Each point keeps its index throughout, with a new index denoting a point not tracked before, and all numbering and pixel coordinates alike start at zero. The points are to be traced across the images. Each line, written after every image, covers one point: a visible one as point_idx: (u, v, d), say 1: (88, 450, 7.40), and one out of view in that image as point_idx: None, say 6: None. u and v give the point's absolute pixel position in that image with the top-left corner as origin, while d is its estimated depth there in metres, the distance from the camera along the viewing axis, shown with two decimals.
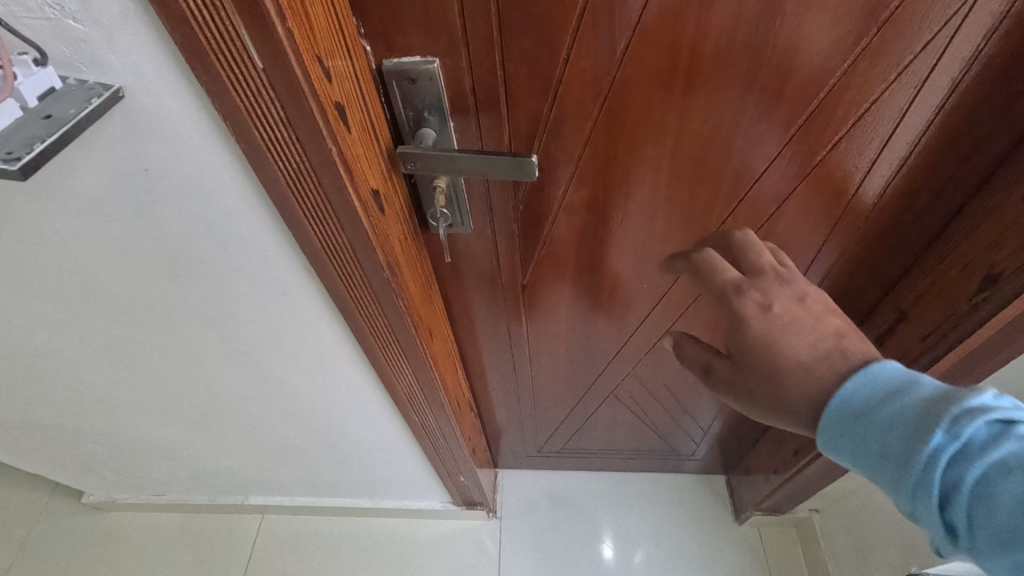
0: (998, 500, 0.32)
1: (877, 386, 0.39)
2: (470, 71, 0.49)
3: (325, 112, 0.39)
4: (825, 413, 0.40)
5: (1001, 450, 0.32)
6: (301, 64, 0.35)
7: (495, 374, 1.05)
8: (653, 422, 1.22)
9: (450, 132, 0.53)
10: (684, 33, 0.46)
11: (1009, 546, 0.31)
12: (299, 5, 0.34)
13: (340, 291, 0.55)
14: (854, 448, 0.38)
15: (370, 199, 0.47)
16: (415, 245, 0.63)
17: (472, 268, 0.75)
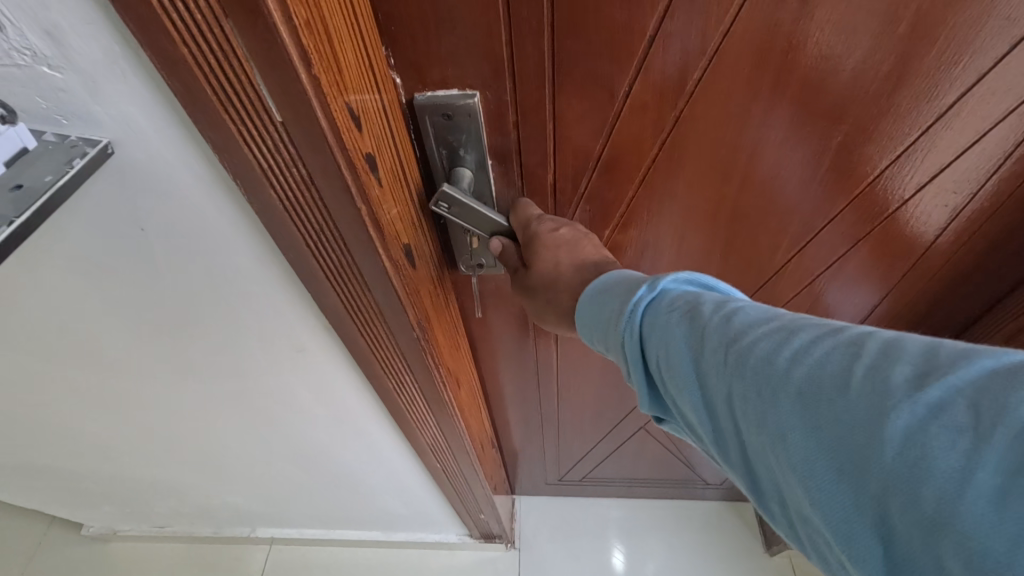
0: (662, 335, 0.32)
1: (613, 276, 0.40)
2: (515, 105, 0.42)
3: (356, 168, 0.32)
4: (580, 305, 0.40)
5: (675, 296, 0.33)
6: (329, 116, 0.29)
7: (518, 407, 0.99)
8: (681, 452, 1.16)
9: (487, 171, 0.47)
10: (767, 67, 0.40)
11: (671, 377, 0.31)
12: (327, 47, 0.27)
13: (363, 351, 0.49)
14: (595, 326, 0.38)
15: (400, 254, 0.41)
16: (443, 291, 0.56)
17: (503, 308, 0.69)
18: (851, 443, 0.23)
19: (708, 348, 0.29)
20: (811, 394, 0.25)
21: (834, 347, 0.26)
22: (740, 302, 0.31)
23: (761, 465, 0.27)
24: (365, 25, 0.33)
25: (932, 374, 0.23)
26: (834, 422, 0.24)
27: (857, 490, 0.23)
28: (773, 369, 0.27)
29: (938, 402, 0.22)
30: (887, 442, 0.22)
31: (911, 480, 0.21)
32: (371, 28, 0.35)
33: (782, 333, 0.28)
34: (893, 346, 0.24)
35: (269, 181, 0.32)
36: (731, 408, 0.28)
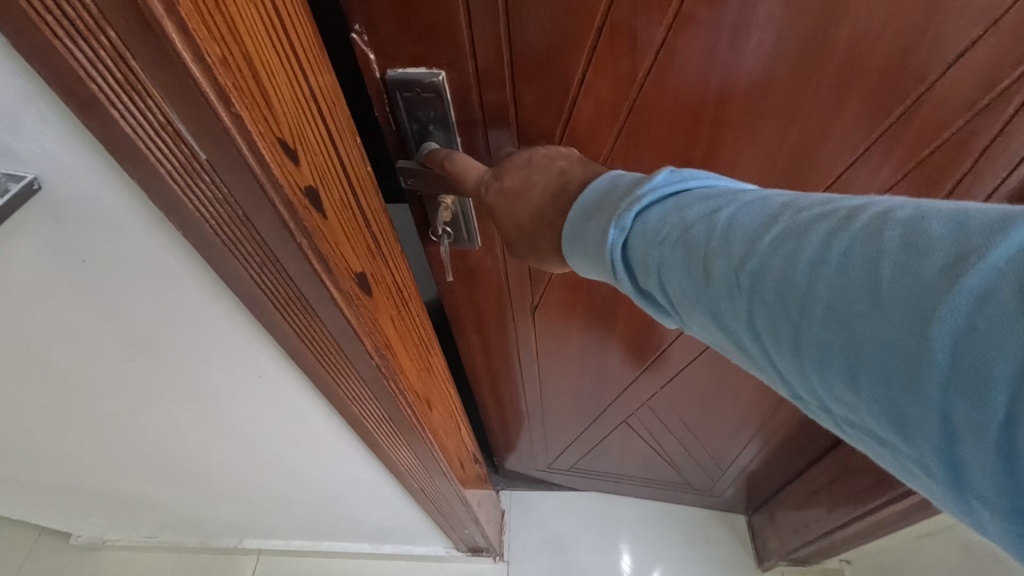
0: (657, 268, 0.30)
1: (580, 204, 0.36)
2: (478, 87, 0.46)
3: (294, 202, 0.31)
4: (565, 242, 0.37)
5: (660, 220, 0.30)
6: (257, 154, 0.28)
7: (504, 392, 1.01)
8: (669, 455, 1.15)
9: (457, 145, 0.50)
10: (715, 63, 0.42)
11: (690, 308, 0.29)
12: (252, 82, 0.27)
13: (325, 381, 0.48)
14: (585, 263, 0.36)
15: (352, 284, 0.39)
16: (410, 314, 0.55)
17: (481, 284, 0.72)
18: (899, 359, 0.21)
19: (717, 276, 0.27)
20: (840, 309, 0.23)
21: (850, 246, 0.23)
22: (729, 203, 0.28)
23: (800, 385, 0.25)
24: (304, 53, 0.32)
25: (970, 257, 0.20)
26: (875, 337, 0.22)
27: (913, 403, 0.21)
28: (795, 290, 0.24)
29: (984, 291, 0.19)
30: (940, 350, 0.20)
31: (977, 389, 0.19)
32: (319, 54, 0.34)
33: (790, 240, 0.25)
34: (915, 225, 0.22)
35: (204, 219, 0.31)
36: (755, 336, 0.26)
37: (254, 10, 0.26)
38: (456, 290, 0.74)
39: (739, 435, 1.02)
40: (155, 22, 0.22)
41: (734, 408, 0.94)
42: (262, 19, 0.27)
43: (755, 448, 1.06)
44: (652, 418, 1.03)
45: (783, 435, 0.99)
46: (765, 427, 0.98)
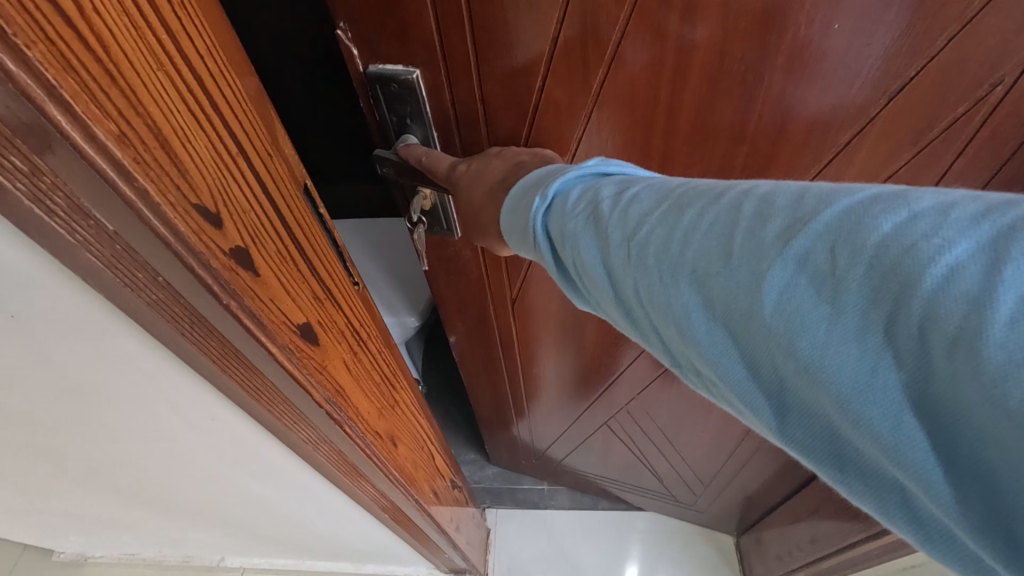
0: (575, 240, 0.36)
1: (521, 183, 0.44)
2: (449, 86, 0.48)
3: (223, 263, 0.31)
4: (503, 218, 0.44)
5: (579, 195, 0.37)
6: (168, 220, 0.27)
7: (488, 387, 1.03)
8: (652, 464, 1.16)
9: (435, 138, 0.53)
10: (665, 76, 0.46)
11: (594, 276, 0.35)
12: (159, 152, 0.26)
13: (279, 428, 0.46)
14: (516, 237, 0.43)
15: (294, 335, 0.38)
16: (371, 353, 0.54)
17: (460, 277, 0.74)
18: (740, 311, 0.27)
19: (617, 247, 0.33)
20: (702, 270, 0.29)
21: (716, 219, 0.29)
22: (635, 187, 0.35)
23: (671, 343, 0.32)
24: (231, 108, 0.31)
25: (798, 225, 0.26)
26: (726, 295, 0.28)
27: (747, 341, 0.27)
28: (669, 252, 0.30)
29: (803, 252, 0.25)
30: (769, 302, 0.26)
31: (790, 332, 0.25)
32: (248, 109, 0.33)
33: (671, 213, 0.32)
34: (765, 203, 0.28)
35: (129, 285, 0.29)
36: (640, 298, 0.32)
37: (157, 74, 0.25)
38: (437, 283, 0.76)
39: (719, 448, 1.02)
40: (29, 103, 0.21)
41: (711, 420, 0.94)
42: (167, 81, 0.26)
43: (735, 464, 1.05)
44: (631, 422, 1.04)
45: (763, 454, 0.98)
46: (744, 444, 0.98)
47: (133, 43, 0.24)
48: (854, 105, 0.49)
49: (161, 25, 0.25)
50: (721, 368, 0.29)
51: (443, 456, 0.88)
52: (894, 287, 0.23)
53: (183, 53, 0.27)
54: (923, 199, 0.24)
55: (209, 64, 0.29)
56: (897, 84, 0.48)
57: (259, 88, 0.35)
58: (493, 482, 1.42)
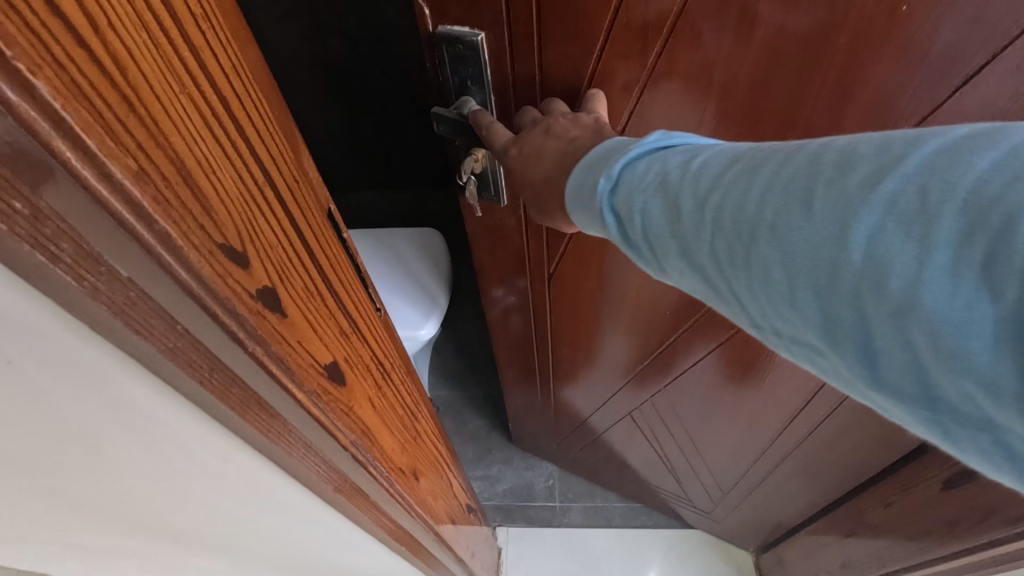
0: (646, 210, 0.35)
1: (584, 163, 0.42)
2: (510, 51, 0.51)
3: (249, 306, 0.27)
4: (569, 198, 0.43)
5: (644, 167, 0.37)
6: (192, 264, 0.23)
7: (518, 362, 1.05)
8: (673, 466, 1.14)
9: (492, 100, 0.56)
10: (720, 53, 0.47)
11: (664, 244, 0.35)
12: (181, 187, 0.22)
13: (312, 480, 0.42)
14: (585, 218, 0.42)
15: (319, 376, 0.35)
16: (394, 385, 0.50)
17: (503, 245, 0.76)
18: (825, 261, 0.26)
19: (692, 210, 0.32)
20: (782, 226, 0.28)
21: (795, 173, 0.28)
22: (703, 154, 0.34)
23: (752, 305, 0.31)
24: (259, 129, 0.28)
25: (884, 170, 0.25)
26: (810, 247, 0.27)
27: (832, 293, 0.26)
28: (746, 212, 0.30)
29: (891, 194, 0.25)
30: (857, 248, 0.25)
31: (881, 276, 0.24)
32: (274, 131, 0.30)
33: (744, 174, 0.31)
34: (846, 154, 0.27)
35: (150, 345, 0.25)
36: (717, 260, 0.32)
37: (179, 98, 0.22)
38: (478, 251, 0.78)
39: (741, 456, 0.99)
40: (34, 142, 0.17)
41: (734, 427, 0.92)
42: (190, 106, 0.23)
43: (755, 476, 1.02)
44: (655, 419, 1.03)
45: (783, 471, 0.95)
46: (765, 457, 0.95)
47: (153, 63, 0.20)
48: (909, 98, 0.47)
49: (184, 42, 0.22)
50: (808, 324, 0.28)
51: (458, 485, 0.84)
52: (993, 217, 0.22)
53: (208, 74, 0.24)
54: (1019, 130, 0.23)
55: (236, 83, 0.26)
56: (960, 78, 0.45)
57: (283, 106, 0.32)
58: (503, 499, 1.38)
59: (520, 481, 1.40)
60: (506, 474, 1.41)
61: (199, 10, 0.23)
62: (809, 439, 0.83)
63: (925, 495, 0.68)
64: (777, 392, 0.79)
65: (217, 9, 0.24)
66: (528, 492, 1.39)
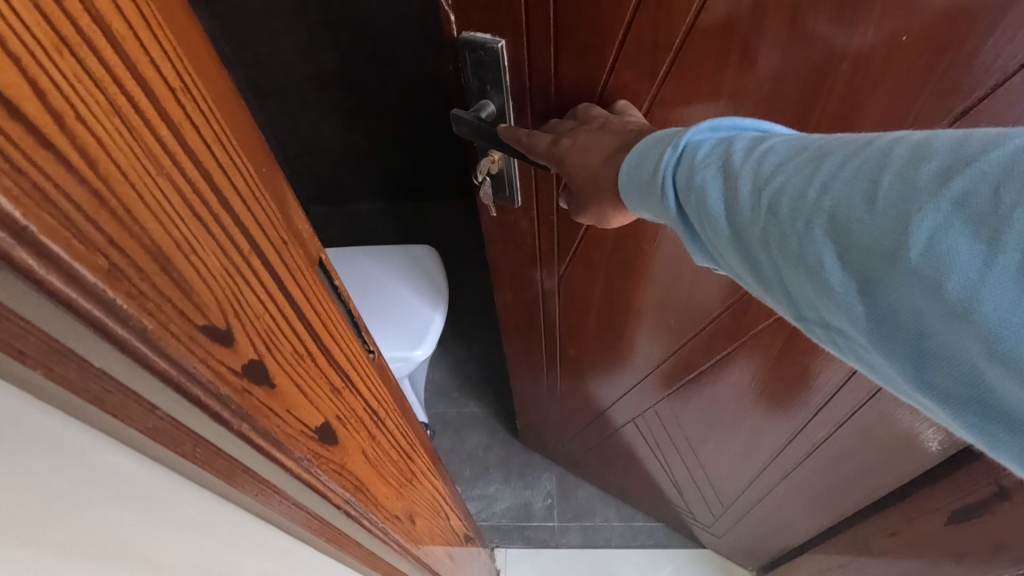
0: (702, 192, 0.35)
1: (645, 142, 0.42)
2: (529, 58, 0.52)
3: (230, 382, 0.26)
4: (621, 176, 0.43)
5: (706, 147, 0.36)
6: (168, 350, 0.22)
7: (525, 362, 1.05)
8: (675, 477, 1.13)
9: (509, 106, 0.56)
10: (725, 75, 0.46)
11: (716, 229, 0.34)
12: (155, 273, 0.21)
13: (314, 539, 0.41)
14: (640, 199, 0.42)
15: (309, 441, 0.34)
16: (392, 431, 0.49)
17: (516, 245, 0.76)
18: (883, 256, 0.26)
19: (747, 198, 0.32)
20: (843, 216, 0.28)
21: (862, 165, 0.28)
22: (772, 141, 0.33)
23: (804, 295, 0.31)
24: (246, 194, 0.27)
25: (958, 166, 0.24)
26: (869, 239, 0.26)
27: (887, 287, 0.26)
28: (804, 200, 0.29)
29: (962, 192, 0.24)
30: (917, 245, 0.25)
31: (940, 276, 0.24)
32: (261, 193, 0.28)
33: (808, 164, 0.30)
34: (920, 146, 0.26)
35: (138, 437, 0.23)
36: (768, 250, 0.31)
37: (157, 179, 0.21)
38: (493, 249, 0.79)
39: (743, 473, 0.99)
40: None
41: (736, 442, 0.92)
42: (168, 187, 0.21)
43: (756, 494, 1.02)
44: (659, 427, 1.02)
45: (784, 489, 0.94)
46: (766, 474, 0.94)
47: (129, 149, 0.19)
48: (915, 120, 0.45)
49: (161, 119, 0.21)
50: (858, 315, 0.28)
51: (455, 513, 0.83)
52: None
53: (189, 149, 0.22)
54: None
55: (218, 152, 0.24)
56: (963, 105, 0.43)
57: (269, 162, 0.30)
58: (501, 520, 1.37)
59: (518, 501, 1.39)
60: (504, 494, 1.40)
61: (178, 84, 0.22)
62: (811, 459, 0.83)
63: (931, 527, 0.67)
64: (779, 410, 0.78)
65: (197, 76, 0.23)
66: (526, 512, 1.37)
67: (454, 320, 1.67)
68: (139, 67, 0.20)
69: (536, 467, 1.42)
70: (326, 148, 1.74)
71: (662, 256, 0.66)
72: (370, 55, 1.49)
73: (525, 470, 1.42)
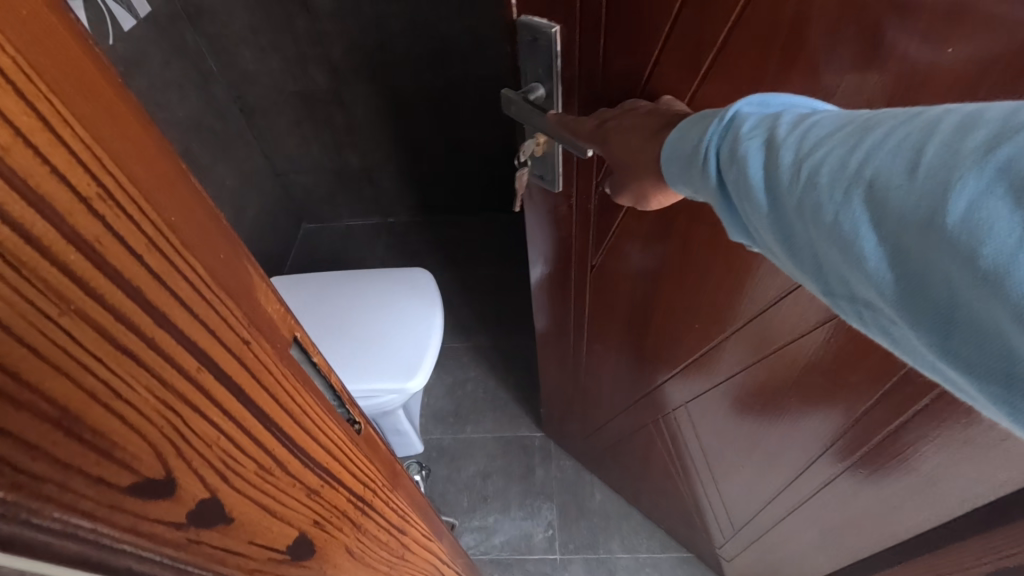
0: (737, 162, 0.32)
1: (692, 119, 0.39)
2: (579, 44, 0.50)
3: (168, 536, 0.21)
4: (665, 152, 0.40)
5: (751, 116, 0.33)
6: (95, 513, 0.18)
7: (551, 349, 1.06)
8: (691, 493, 1.09)
9: (559, 92, 0.54)
10: (758, 86, 0.43)
11: (746, 200, 0.31)
12: (64, 439, 0.17)
13: None
14: (680, 173, 0.39)
15: (275, 561, 0.29)
16: (381, 503, 0.44)
17: (552, 228, 0.78)
18: (914, 222, 0.23)
19: (781, 169, 0.29)
20: (880, 185, 0.24)
21: (909, 132, 0.24)
22: (820, 113, 0.30)
23: (834, 270, 0.27)
24: (197, 294, 0.22)
25: (1015, 132, 0.21)
26: (902, 207, 0.23)
27: (918, 260, 0.23)
28: (841, 166, 0.26)
29: (1011, 160, 0.20)
30: (951, 210, 0.21)
31: (973, 244, 0.21)
32: (216, 294, 0.24)
33: (852, 133, 0.26)
34: (976, 116, 0.22)
35: None
36: (799, 221, 0.28)
37: (63, 322, 0.17)
38: (531, 229, 0.81)
39: (756, 495, 0.94)
40: None
41: (750, 462, 0.88)
42: (79, 328, 0.17)
43: (767, 520, 0.96)
44: (675, 435, 0.99)
45: (795, 519, 0.89)
46: (780, 501, 0.89)
47: (15, 290, 0.15)
48: None
49: (68, 242, 0.17)
50: (886, 289, 0.25)
51: (457, 565, 0.77)
52: None
53: (113, 270, 0.18)
54: None
55: (154, 261, 0.20)
56: None
57: (233, 245, 0.26)
58: (500, 553, 1.31)
59: (518, 533, 1.33)
60: (504, 525, 1.34)
61: (94, 190, 0.17)
62: (823, 493, 0.78)
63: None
64: (794, 434, 0.74)
65: (122, 170, 0.19)
66: (527, 543, 1.32)
67: (450, 342, 1.63)
68: (32, 181, 0.16)
69: (537, 496, 1.37)
70: (318, 165, 1.70)
71: (691, 254, 0.64)
72: (360, 72, 1.46)
73: (524, 499, 1.37)
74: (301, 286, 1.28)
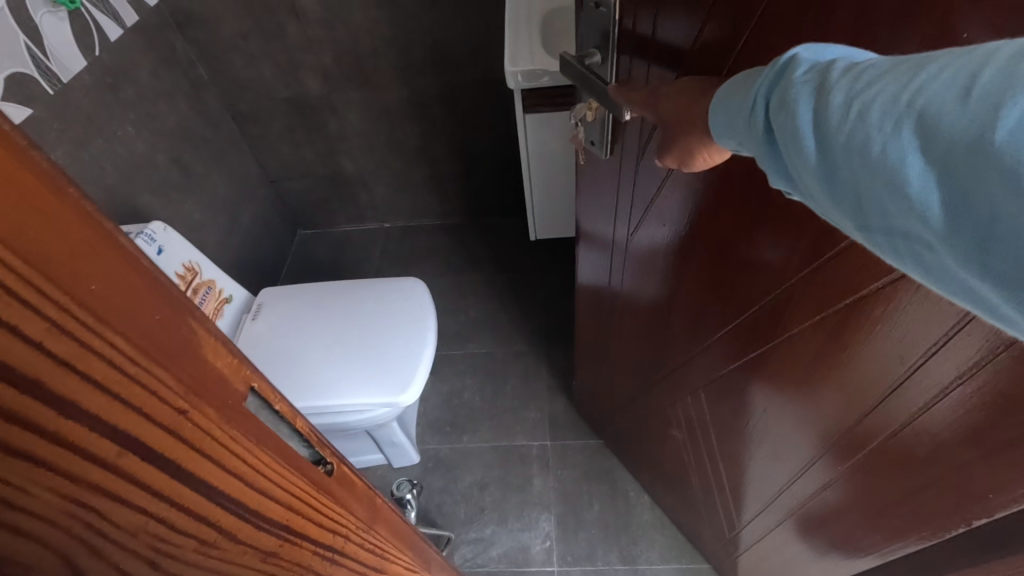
0: (782, 102, 0.30)
1: (739, 75, 0.36)
2: (631, 11, 0.54)
3: None
4: (712, 110, 0.38)
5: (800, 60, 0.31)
6: None
7: (588, 316, 1.09)
8: (704, 495, 1.08)
9: (614, 59, 0.58)
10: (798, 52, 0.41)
11: (788, 141, 0.29)
12: None
13: None
14: (725, 123, 0.37)
15: None
16: (358, 538, 0.41)
17: (601, 190, 0.80)
18: (960, 146, 0.21)
19: (827, 105, 0.27)
20: (931, 112, 0.23)
21: (967, 60, 0.22)
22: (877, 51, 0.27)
23: (873, 205, 0.26)
24: (122, 371, 0.21)
25: None
26: (952, 133, 0.22)
27: (965, 185, 0.22)
28: (894, 96, 0.24)
29: None
30: (1001, 127, 0.20)
31: None
32: (146, 365, 0.22)
33: (907, 65, 0.25)
34: None
35: None
36: (843, 157, 0.26)
37: None
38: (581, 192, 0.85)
39: (758, 501, 0.91)
40: None
41: (753, 462, 0.86)
42: None
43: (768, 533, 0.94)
44: (688, 426, 0.98)
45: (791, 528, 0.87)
46: (778, 509, 0.87)
47: None
48: None
49: None
50: (931, 215, 0.23)
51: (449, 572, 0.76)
52: None
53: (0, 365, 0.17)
54: None
55: (63, 347, 0.18)
56: None
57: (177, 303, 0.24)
58: (498, 565, 1.29)
59: (515, 545, 1.31)
60: (501, 537, 1.32)
61: None
62: (818, 504, 0.76)
63: None
64: (793, 437, 0.72)
65: (25, 251, 0.17)
66: (523, 557, 1.30)
67: (446, 349, 1.61)
68: None
69: (534, 506, 1.36)
70: (310, 173, 1.68)
71: (717, 232, 0.63)
72: (352, 78, 1.44)
73: (523, 511, 1.35)
74: (295, 298, 1.26)
